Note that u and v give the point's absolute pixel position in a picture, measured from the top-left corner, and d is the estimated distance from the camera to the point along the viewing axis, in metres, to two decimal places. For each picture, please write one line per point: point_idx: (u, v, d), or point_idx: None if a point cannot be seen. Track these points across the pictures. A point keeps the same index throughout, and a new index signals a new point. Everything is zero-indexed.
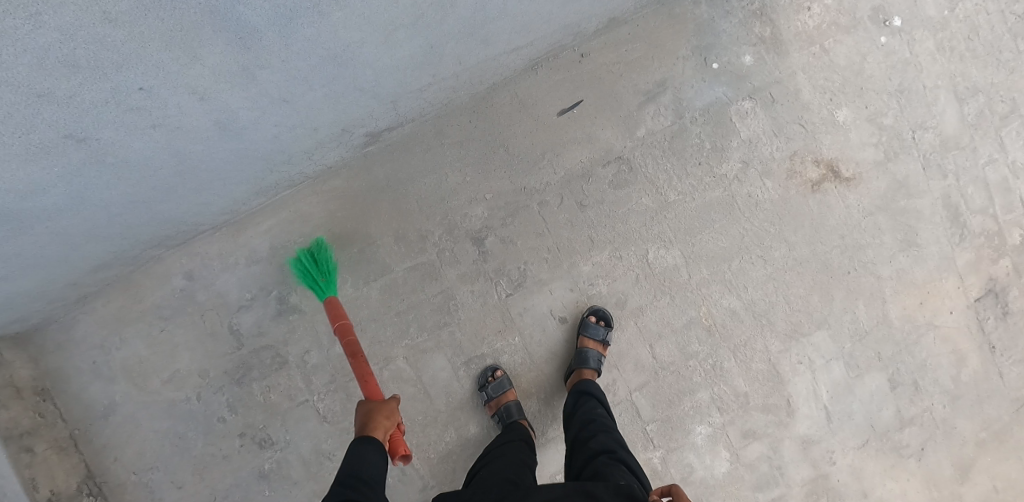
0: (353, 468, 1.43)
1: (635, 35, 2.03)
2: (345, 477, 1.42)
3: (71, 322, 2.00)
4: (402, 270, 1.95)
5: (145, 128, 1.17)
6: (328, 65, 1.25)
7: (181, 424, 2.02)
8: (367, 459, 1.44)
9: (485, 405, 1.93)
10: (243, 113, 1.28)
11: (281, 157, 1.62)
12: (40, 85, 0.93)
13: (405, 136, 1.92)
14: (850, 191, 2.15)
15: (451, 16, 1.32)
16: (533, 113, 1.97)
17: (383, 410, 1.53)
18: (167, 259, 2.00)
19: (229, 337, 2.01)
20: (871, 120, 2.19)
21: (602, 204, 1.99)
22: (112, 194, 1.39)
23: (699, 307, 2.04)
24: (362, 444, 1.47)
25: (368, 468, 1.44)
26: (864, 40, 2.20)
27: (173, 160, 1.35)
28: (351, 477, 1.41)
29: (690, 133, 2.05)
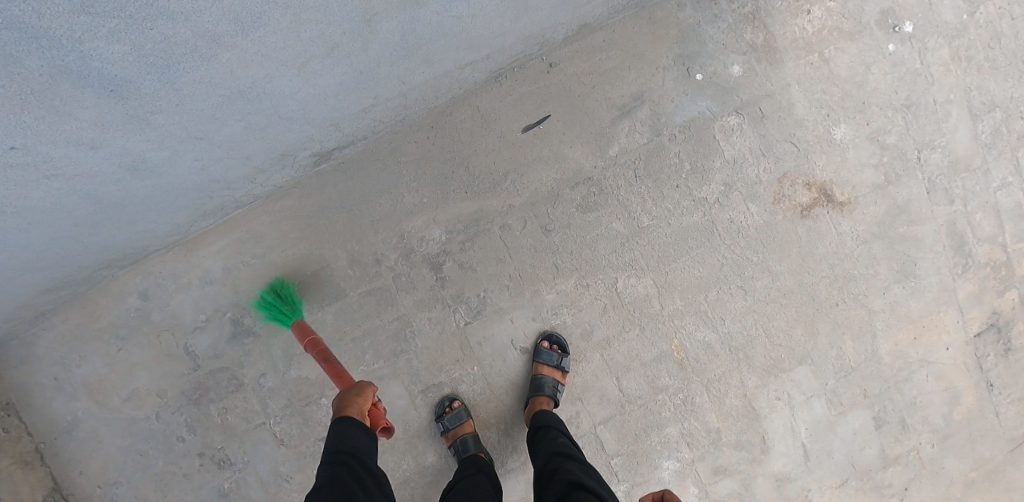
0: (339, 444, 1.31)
1: (610, 42, 1.87)
2: (331, 455, 1.30)
3: (31, 338, 1.97)
4: (357, 295, 1.86)
5: (38, 181, 1.11)
6: (237, 101, 1.14)
7: (141, 441, 1.99)
8: (354, 435, 1.34)
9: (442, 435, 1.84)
10: (152, 155, 1.19)
11: (218, 185, 1.53)
12: None
13: (359, 154, 1.82)
14: (843, 217, 2.00)
15: (376, 43, 1.18)
16: (496, 129, 1.84)
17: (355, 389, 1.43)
18: (123, 278, 1.94)
19: (185, 357, 1.96)
20: (873, 138, 2.00)
21: (569, 228, 1.87)
22: (31, 236, 1.33)
23: (670, 340, 1.93)
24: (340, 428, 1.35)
25: (356, 440, 1.33)
26: (869, 48, 2.00)
27: (88, 202, 1.29)
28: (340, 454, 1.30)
29: (668, 152, 1.91)
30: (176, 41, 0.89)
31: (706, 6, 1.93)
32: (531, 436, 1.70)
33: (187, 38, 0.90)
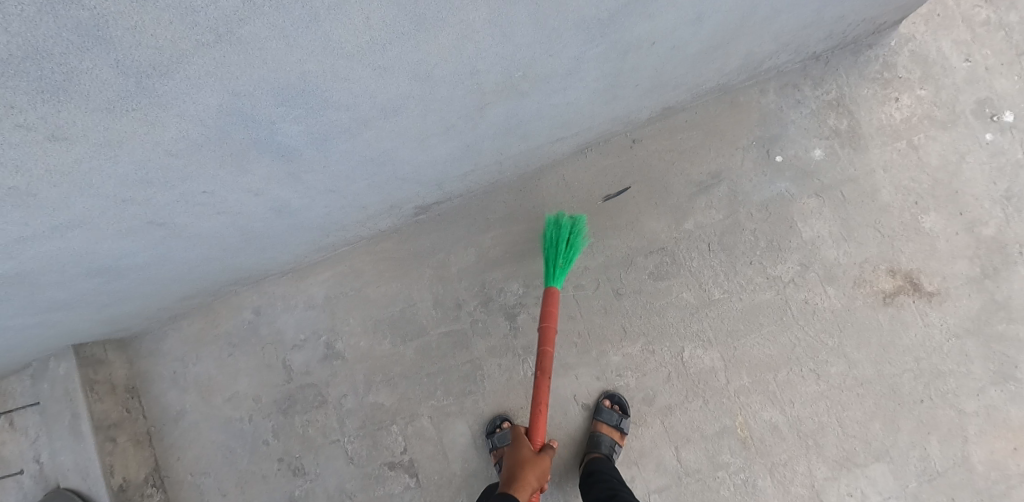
0: None
1: (692, 123, 2.00)
2: None
3: (162, 335, 2.31)
4: (437, 335, 2.04)
5: (211, 215, 1.38)
6: (368, 166, 1.38)
7: (233, 439, 2.24)
8: None
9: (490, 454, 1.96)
10: (295, 200, 1.46)
11: (334, 226, 1.78)
12: (124, 195, 1.16)
13: (453, 207, 2.03)
14: (931, 307, 1.96)
15: (484, 123, 1.36)
16: (578, 196, 1.99)
17: (534, 468, 1.64)
18: (242, 293, 2.25)
19: (282, 369, 2.22)
20: (967, 229, 1.97)
21: (639, 294, 1.97)
22: (191, 254, 1.67)
23: (734, 416, 1.96)
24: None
25: None
26: (964, 137, 1.99)
27: (238, 233, 1.59)
28: None
29: (743, 229, 1.98)
30: (337, 123, 1.10)
31: (790, 92, 2.02)
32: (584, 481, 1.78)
33: (345, 121, 1.11)
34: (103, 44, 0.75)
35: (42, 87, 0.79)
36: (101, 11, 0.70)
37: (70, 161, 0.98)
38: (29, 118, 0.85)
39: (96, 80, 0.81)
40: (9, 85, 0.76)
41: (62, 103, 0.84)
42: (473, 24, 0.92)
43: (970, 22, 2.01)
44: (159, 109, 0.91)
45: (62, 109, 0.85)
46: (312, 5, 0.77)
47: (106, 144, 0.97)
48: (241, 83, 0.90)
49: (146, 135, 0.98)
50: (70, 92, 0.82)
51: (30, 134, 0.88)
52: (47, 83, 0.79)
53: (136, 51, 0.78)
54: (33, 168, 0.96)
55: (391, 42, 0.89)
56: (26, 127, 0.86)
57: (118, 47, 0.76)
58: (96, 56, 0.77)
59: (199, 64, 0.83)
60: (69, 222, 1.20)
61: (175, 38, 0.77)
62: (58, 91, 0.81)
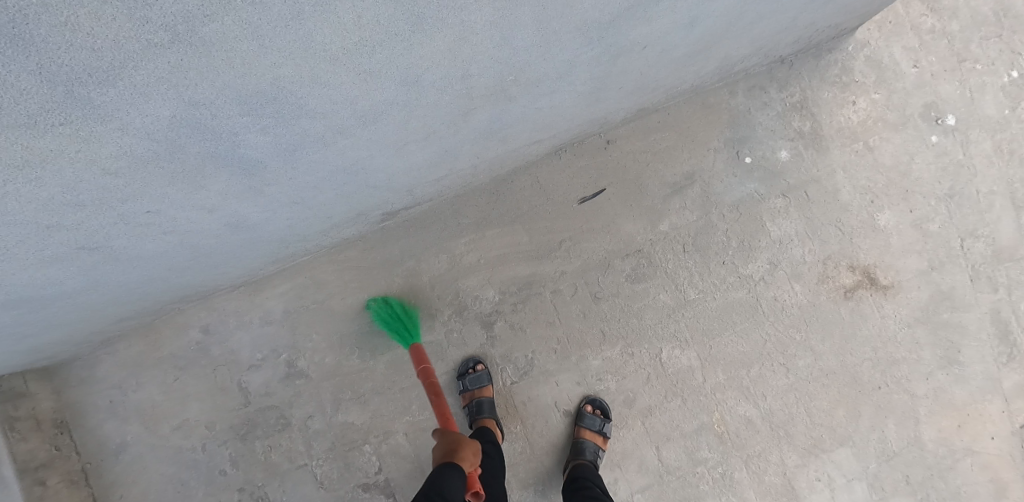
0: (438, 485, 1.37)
1: (665, 123, 1.96)
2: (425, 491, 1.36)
3: (94, 361, 2.07)
4: (409, 348, 1.94)
5: (158, 235, 1.21)
6: (340, 176, 1.26)
7: (185, 471, 2.06)
8: (450, 482, 1.39)
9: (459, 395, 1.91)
10: (254, 215, 1.30)
11: (294, 238, 1.63)
12: (47, 221, 0.96)
13: (422, 214, 1.91)
14: (886, 300, 2.00)
15: (466, 128, 1.27)
16: (553, 198, 1.92)
17: (469, 446, 1.48)
18: (187, 311, 2.05)
19: (238, 392, 2.04)
20: (917, 226, 2.01)
21: (618, 297, 1.92)
22: (130, 276, 1.45)
23: (712, 412, 1.94)
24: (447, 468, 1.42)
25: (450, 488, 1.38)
26: (912, 139, 2.03)
27: (185, 251, 1.39)
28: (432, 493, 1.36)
29: (716, 230, 1.94)
30: (307, 132, 0.97)
31: (756, 93, 1.99)
32: (567, 488, 1.73)
33: (318, 130, 0.97)
34: (23, 46, 0.58)
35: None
36: (20, 3, 0.54)
37: None
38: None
39: (13, 91, 0.63)
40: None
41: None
42: (474, 25, 0.83)
43: (918, 30, 2.03)
44: (96, 123, 0.73)
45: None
46: (300, 2, 0.64)
47: (24, 165, 0.77)
48: (201, 90, 0.74)
49: (78, 154, 0.79)
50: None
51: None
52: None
53: (67, 55, 0.61)
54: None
55: (382, 43, 0.78)
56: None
57: (43, 50, 0.60)
58: (13, 62, 0.60)
59: (149, 68, 0.67)
60: None
61: (121, 36, 0.61)
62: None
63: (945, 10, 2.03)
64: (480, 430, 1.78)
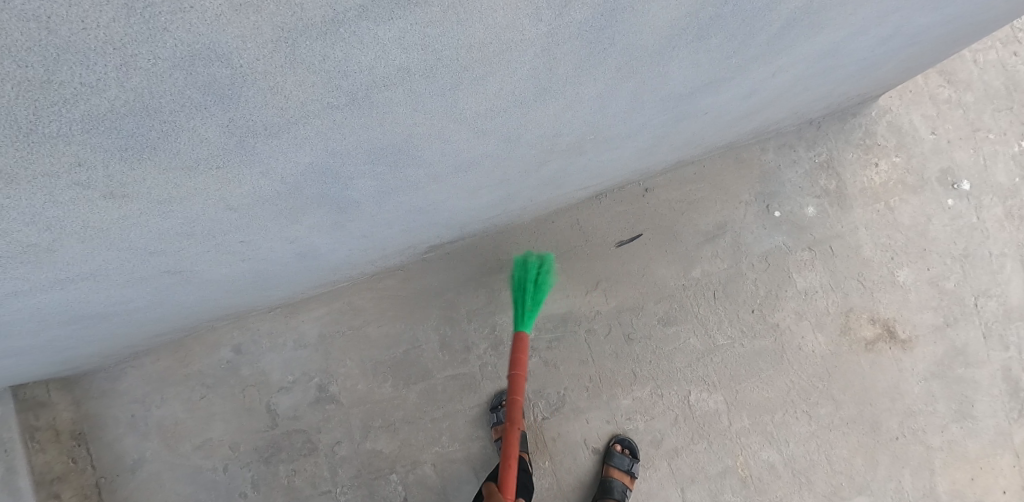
0: None
1: (700, 175, 2.04)
2: None
3: (118, 374, 2.07)
4: (442, 378, 1.99)
5: (235, 262, 1.22)
6: (412, 215, 1.31)
7: (203, 491, 2.03)
8: None
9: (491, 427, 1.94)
10: (323, 246, 1.33)
11: (344, 266, 1.66)
12: (153, 247, 0.98)
13: (464, 248, 1.99)
14: (905, 354, 2.01)
15: (535, 176, 1.33)
16: (591, 241, 2.00)
17: None
18: (219, 330, 2.06)
19: (265, 414, 2.04)
20: (932, 283, 2.02)
21: (650, 340, 1.98)
22: (189, 297, 1.44)
23: (735, 456, 1.96)
24: None
25: None
26: (929, 202, 2.04)
27: (247, 277, 1.40)
28: None
29: (746, 279, 2.01)
30: (409, 179, 1.01)
31: (787, 151, 2.06)
32: None
33: (418, 177, 1.02)
34: (226, 103, 0.64)
35: (129, 145, 0.67)
36: (245, 69, 0.60)
37: (116, 217, 0.82)
38: (95, 176, 0.71)
39: (196, 139, 0.69)
40: (90, 141, 0.64)
41: (140, 161, 0.71)
42: (585, 96, 0.90)
43: (935, 100, 2.06)
44: (246, 167, 0.79)
45: (138, 167, 0.72)
46: (462, 77, 0.72)
47: (166, 200, 0.82)
48: (346, 142, 0.79)
49: (216, 191, 0.83)
50: (158, 150, 0.69)
51: (86, 191, 0.73)
52: (138, 141, 0.66)
53: (258, 112, 0.67)
54: (69, 224, 0.80)
55: (508, 109, 0.84)
56: (84, 184, 0.72)
57: (242, 108, 0.66)
58: (211, 116, 0.65)
59: (316, 124, 0.73)
60: (76, 275, 1.00)
61: (307, 99, 0.67)
62: (144, 150, 0.68)
63: (961, 82, 2.06)
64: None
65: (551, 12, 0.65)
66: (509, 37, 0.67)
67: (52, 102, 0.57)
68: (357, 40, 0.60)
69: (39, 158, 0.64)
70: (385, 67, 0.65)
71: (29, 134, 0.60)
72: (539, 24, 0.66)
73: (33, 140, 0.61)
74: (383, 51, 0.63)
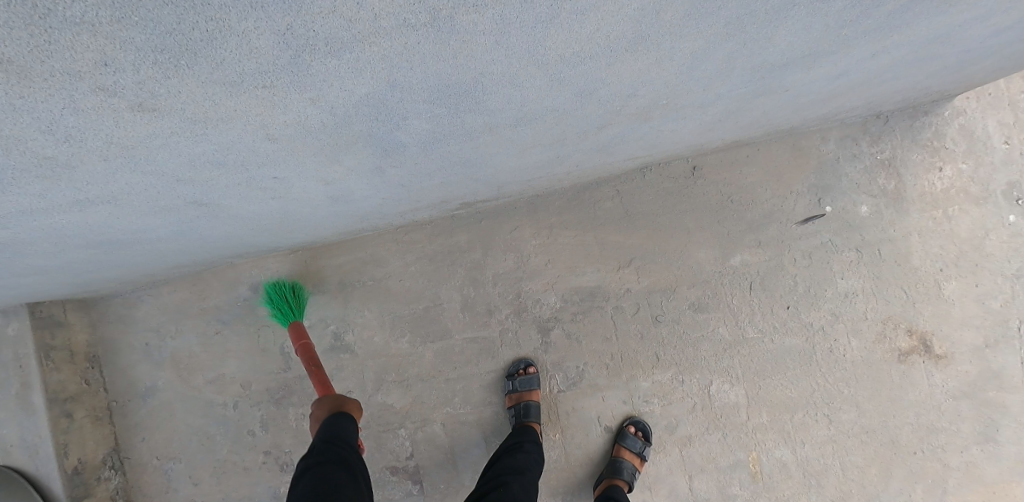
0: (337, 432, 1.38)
1: (753, 159, 1.94)
2: (328, 439, 1.36)
3: (135, 300, 2.05)
4: (461, 340, 1.95)
5: (266, 199, 1.15)
6: (456, 168, 1.22)
7: (212, 425, 2.03)
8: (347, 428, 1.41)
9: (505, 395, 1.90)
10: (358, 192, 1.26)
11: (375, 215, 1.59)
12: (185, 174, 0.90)
13: (498, 210, 1.93)
14: (937, 369, 1.90)
15: (590, 140, 1.23)
16: (629, 215, 1.92)
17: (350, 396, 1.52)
18: (239, 267, 2.02)
19: (279, 356, 2.02)
20: (979, 300, 1.90)
21: (677, 324, 1.92)
22: (213, 232, 1.38)
23: (749, 451, 1.91)
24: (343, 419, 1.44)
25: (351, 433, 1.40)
26: (991, 215, 1.91)
27: (276, 216, 1.34)
28: (332, 439, 1.35)
29: (785, 272, 1.93)
30: (465, 127, 0.93)
31: (848, 144, 1.94)
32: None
33: (474, 126, 0.94)
34: (287, 4, 0.57)
35: (166, 45, 0.60)
36: None
37: (146, 135, 0.75)
38: (123, 81, 0.64)
39: (245, 47, 0.62)
40: (121, 35, 0.58)
41: (177, 69, 0.64)
42: (678, 52, 0.81)
43: (1016, 106, 1.92)
44: (296, 89, 0.71)
45: (175, 76, 0.65)
46: (563, 5, 0.63)
47: (200, 120, 0.74)
48: (412, 73, 0.71)
49: (258, 116, 0.76)
50: (199, 57, 0.62)
51: (111, 99, 0.67)
52: (177, 40, 0.60)
53: (321, 21, 0.60)
54: (91, 136, 0.73)
55: (595, 56, 0.77)
56: (109, 90, 0.65)
57: (303, 11, 0.58)
58: (267, 17, 0.58)
59: (385, 45, 0.65)
60: (100, 198, 0.93)
61: (381, 10, 0.60)
62: (183, 53, 0.62)
63: None
64: (523, 432, 1.77)
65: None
66: None
67: None
68: None
69: (59, 49, 0.59)
70: None
71: (48, 15, 0.55)
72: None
73: (54, 25, 0.56)
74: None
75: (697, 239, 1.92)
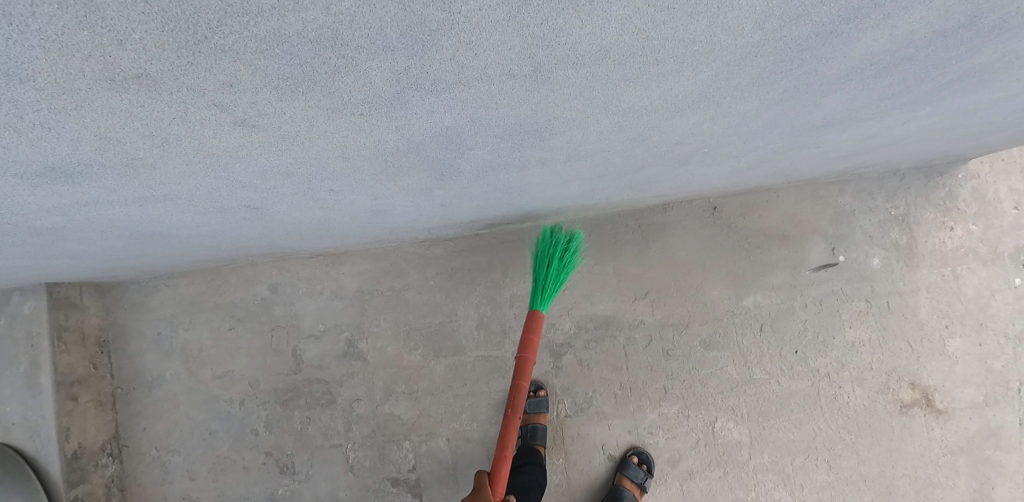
0: None
1: (773, 203, 1.99)
2: None
3: (152, 290, 2.07)
4: (473, 357, 1.97)
5: (310, 208, 1.18)
6: (497, 192, 1.26)
7: (216, 421, 2.04)
8: None
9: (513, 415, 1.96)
10: (398, 207, 1.29)
11: (404, 228, 1.62)
12: (247, 181, 0.93)
13: (521, 232, 1.97)
14: (937, 424, 1.93)
15: (629, 175, 1.27)
16: (650, 249, 1.97)
17: None
18: (259, 267, 2.04)
19: (290, 358, 2.03)
20: (981, 359, 1.95)
21: (688, 359, 1.95)
22: (249, 233, 1.40)
23: (748, 490, 1.93)
24: None
25: None
26: (997, 277, 1.96)
27: (314, 223, 1.37)
28: None
29: (796, 317, 1.97)
30: (521, 159, 0.97)
31: (865, 197, 2.00)
32: None
33: (528, 158, 0.98)
34: (415, 49, 0.61)
35: (293, 75, 0.64)
36: (458, 18, 0.57)
37: (232, 146, 0.78)
38: (239, 100, 0.68)
39: (361, 82, 0.66)
40: (257, 63, 0.62)
41: (291, 94, 0.67)
42: (733, 110, 0.86)
43: None
44: (387, 119, 0.75)
45: (287, 100, 0.68)
46: (648, 67, 0.69)
47: (290, 138, 0.77)
48: (495, 113, 0.75)
49: (342, 138, 0.79)
50: (316, 86, 0.66)
51: (220, 114, 0.70)
52: (304, 72, 0.64)
53: (438, 65, 0.64)
54: (184, 144, 0.76)
55: (660, 110, 0.81)
56: (223, 107, 0.69)
57: (426, 57, 0.62)
58: (392, 59, 0.62)
59: (481, 90, 0.69)
60: (162, 195, 0.96)
61: (491, 60, 0.64)
62: (304, 83, 0.65)
63: None
64: (528, 453, 1.81)
65: (777, 22, 0.64)
66: (721, 40, 0.65)
67: (246, 10, 0.55)
68: (585, 10, 0.58)
69: (196, 70, 0.62)
70: (588, 45, 0.63)
71: (201, 42, 0.59)
72: (756, 33, 0.65)
73: (202, 50, 0.60)
74: (600, 28, 0.61)
75: (712, 278, 1.97)
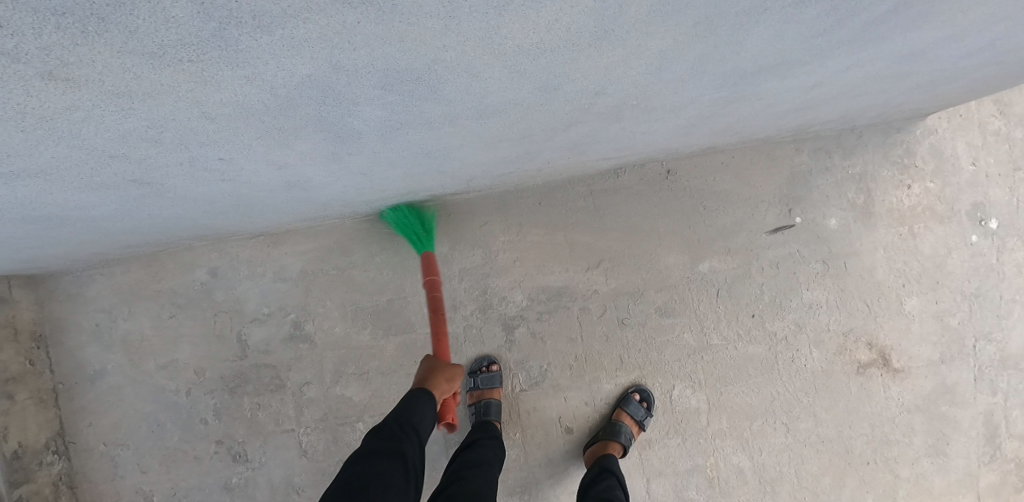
0: (411, 417, 1.42)
1: (727, 166, 1.93)
2: (399, 420, 1.42)
3: (86, 280, 1.97)
4: (424, 334, 1.91)
5: (213, 182, 1.09)
6: (419, 158, 1.18)
7: (163, 412, 1.96)
8: (423, 413, 1.45)
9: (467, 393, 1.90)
10: (316, 179, 1.21)
11: (338, 203, 1.54)
12: (118, 151, 0.85)
13: (467, 203, 1.90)
14: (894, 383, 1.93)
15: (561, 136, 1.20)
16: (601, 216, 1.91)
17: (444, 373, 1.53)
18: (197, 250, 1.95)
19: (234, 343, 1.96)
20: (937, 317, 1.93)
21: (643, 327, 1.91)
22: (164, 213, 1.31)
23: (707, 457, 1.92)
24: (424, 399, 1.47)
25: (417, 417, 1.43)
26: (954, 234, 1.94)
27: (231, 199, 1.28)
28: (406, 424, 1.41)
29: (753, 281, 1.93)
30: (423, 116, 0.90)
31: (822, 157, 1.95)
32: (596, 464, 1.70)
33: (431, 116, 0.90)
34: None
35: (70, 10, 0.57)
36: None
37: (60, 106, 0.71)
38: (25, 46, 0.60)
39: (160, 16, 0.59)
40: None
41: (84, 35, 0.60)
42: (643, 50, 0.80)
43: (983, 129, 1.94)
44: (226, 66, 0.68)
45: (83, 43, 0.61)
46: None
47: (122, 93, 0.70)
48: (355, 55, 0.70)
49: (187, 92, 0.72)
50: (108, 23, 0.59)
51: (17, 66, 0.63)
52: (82, 5, 0.56)
53: None
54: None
55: (556, 49, 0.75)
56: (12, 56, 0.61)
57: None
58: None
59: (320, 24, 0.63)
60: (30, 172, 0.87)
61: None
62: (91, 19, 0.58)
63: (1014, 115, 1.93)
64: (483, 429, 1.77)
65: None
66: None
67: None
68: None
69: None
70: None
71: None
72: None
73: None
74: None
75: (666, 244, 1.92)
